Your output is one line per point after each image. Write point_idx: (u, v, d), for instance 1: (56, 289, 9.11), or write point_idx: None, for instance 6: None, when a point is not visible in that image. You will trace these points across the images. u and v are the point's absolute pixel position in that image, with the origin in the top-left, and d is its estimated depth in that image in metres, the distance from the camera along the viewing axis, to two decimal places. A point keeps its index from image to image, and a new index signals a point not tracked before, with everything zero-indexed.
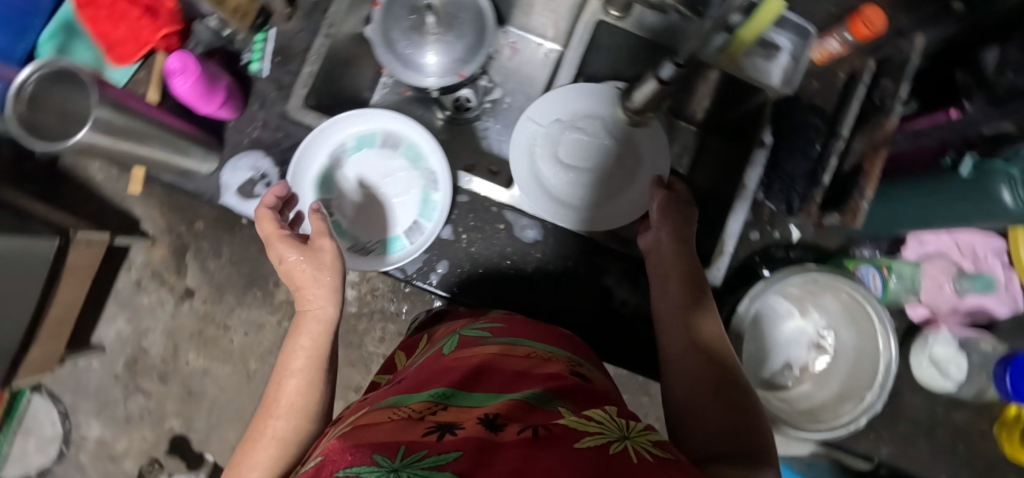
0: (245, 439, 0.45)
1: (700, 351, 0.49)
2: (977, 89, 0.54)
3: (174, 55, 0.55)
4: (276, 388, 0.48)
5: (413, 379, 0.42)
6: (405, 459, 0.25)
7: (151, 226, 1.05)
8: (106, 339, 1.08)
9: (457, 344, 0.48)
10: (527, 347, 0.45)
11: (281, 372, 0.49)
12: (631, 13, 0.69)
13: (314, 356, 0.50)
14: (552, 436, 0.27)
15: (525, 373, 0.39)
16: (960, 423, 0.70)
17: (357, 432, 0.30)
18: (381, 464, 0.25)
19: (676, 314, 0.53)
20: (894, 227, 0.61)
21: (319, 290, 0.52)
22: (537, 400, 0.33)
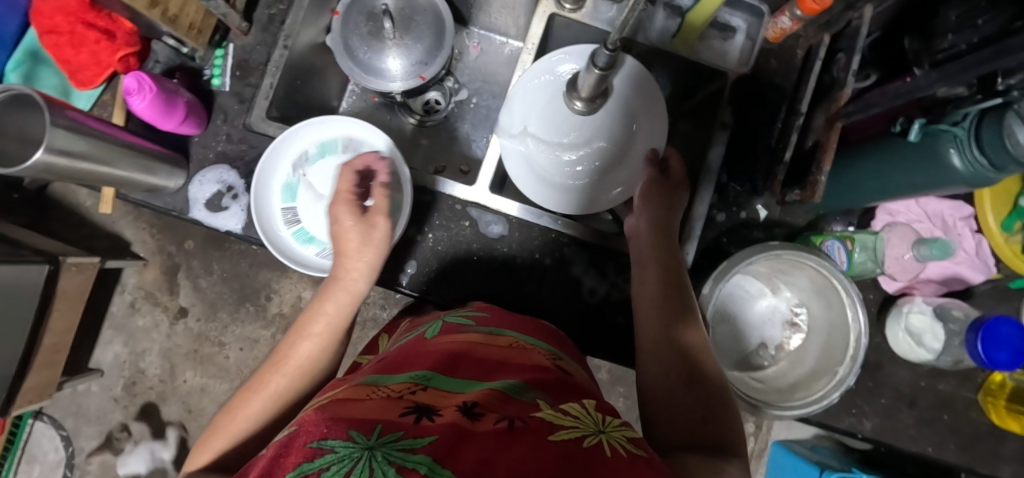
0: (251, 383, 0.51)
1: (678, 342, 0.50)
2: (924, 55, 0.54)
3: (129, 75, 0.57)
4: (292, 345, 0.53)
5: (393, 359, 0.42)
6: (380, 436, 0.26)
7: (142, 248, 1.07)
8: (104, 363, 1.09)
9: (441, 329, 0.47)
10: (509, 337, 0.46)
11: (302, 331, 0.53)
12: (584, 4, 0.69)
13: (335, 325, 0.54)
14: (528, 426, 0.28)
15: (505, 363, 0.40)
16: (945, 393, 0.70)
17: (337, 405, 0.30)
18: (356, 440, 0.25)
19: (655, 305, 0.54)
20: (852, 200, 0.61)
21: (360, 263, 0.55)
22: (515, 390, 0.34)
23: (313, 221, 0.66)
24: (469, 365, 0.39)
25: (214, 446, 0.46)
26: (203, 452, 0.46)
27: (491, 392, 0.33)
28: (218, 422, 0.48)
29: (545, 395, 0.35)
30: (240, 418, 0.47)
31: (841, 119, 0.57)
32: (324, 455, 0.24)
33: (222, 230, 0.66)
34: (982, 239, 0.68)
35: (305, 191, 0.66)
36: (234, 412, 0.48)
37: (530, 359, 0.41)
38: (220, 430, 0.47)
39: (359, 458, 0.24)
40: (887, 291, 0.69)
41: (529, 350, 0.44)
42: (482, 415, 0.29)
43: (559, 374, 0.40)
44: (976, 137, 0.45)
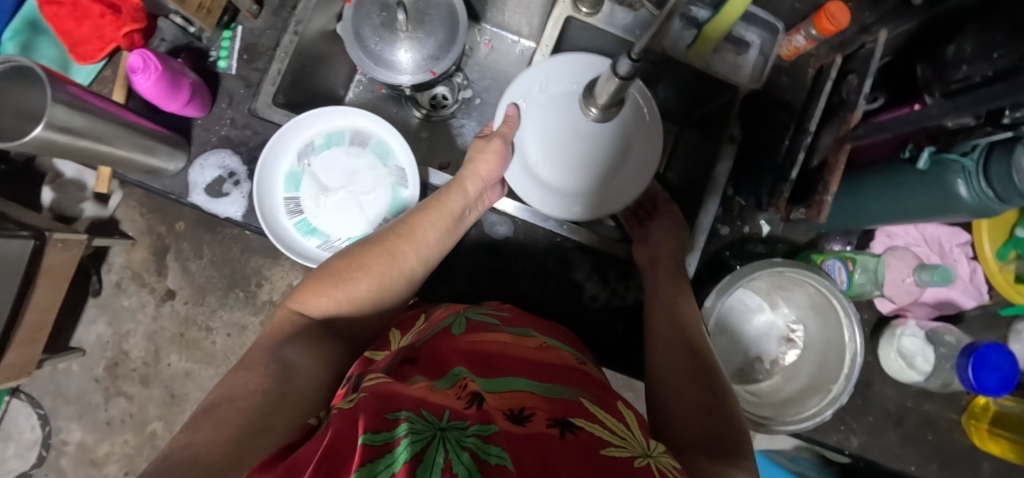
0: (365, 244, 0.52)
1: (691, 353, 0.53)
2: (937, 83, 0.55)
3: (135, 53, 0.54)
4: (411, 224, 0.54)
5: (427, 351, 0.43)
6: (447, 423, 0.30)
7: (130, 226, 1.04)
8: (87, 342, 1.07)
9: (467, 326, 0.47)
10: (538, 338, 0.46)
11: (425, 212, 0.55)
12: (601, 8, 0.69)
13: (452, 215, 0.56)
14: (577, 436, 0.32)
15: (544, 365, 0.41)
16: (930, 414, 0.71)
17: (400, 384, 0.35)
18: (428, 420, 0.30)
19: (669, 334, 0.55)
20: (859, 222, 0.62)
21: (481, 177, 0.60)
22: (558, 393, 0.37)
23: (319, 211, 0.65)
24: (506, 363, 0.40)
25: (327, 297, 0.46)
26: (315, 297, 0.46)
27: (532, 394, 0.36)
28: (331, 270, 0.48)
29: (585, 398, 0.38)
30: (359, 274, 0.48)
31: (849, 141, 0.58)
32: (400, 425, 0.29)
33: (221, 216, 0.65)
34: (977, 267, 0.69)
35: (311, 181, 0.65)
36: (350, 267, 0.49)
37: (563, 362, 0.43)
38: (334, 279, 0.48)
39: (432, 437, 0.29)
40: (881, 311, 0.70)
41: (559, 353, 0.44)
42: (531, 418, 0.33)
43: (591, 379, 0.42)
44: (985, 170, 0.47)
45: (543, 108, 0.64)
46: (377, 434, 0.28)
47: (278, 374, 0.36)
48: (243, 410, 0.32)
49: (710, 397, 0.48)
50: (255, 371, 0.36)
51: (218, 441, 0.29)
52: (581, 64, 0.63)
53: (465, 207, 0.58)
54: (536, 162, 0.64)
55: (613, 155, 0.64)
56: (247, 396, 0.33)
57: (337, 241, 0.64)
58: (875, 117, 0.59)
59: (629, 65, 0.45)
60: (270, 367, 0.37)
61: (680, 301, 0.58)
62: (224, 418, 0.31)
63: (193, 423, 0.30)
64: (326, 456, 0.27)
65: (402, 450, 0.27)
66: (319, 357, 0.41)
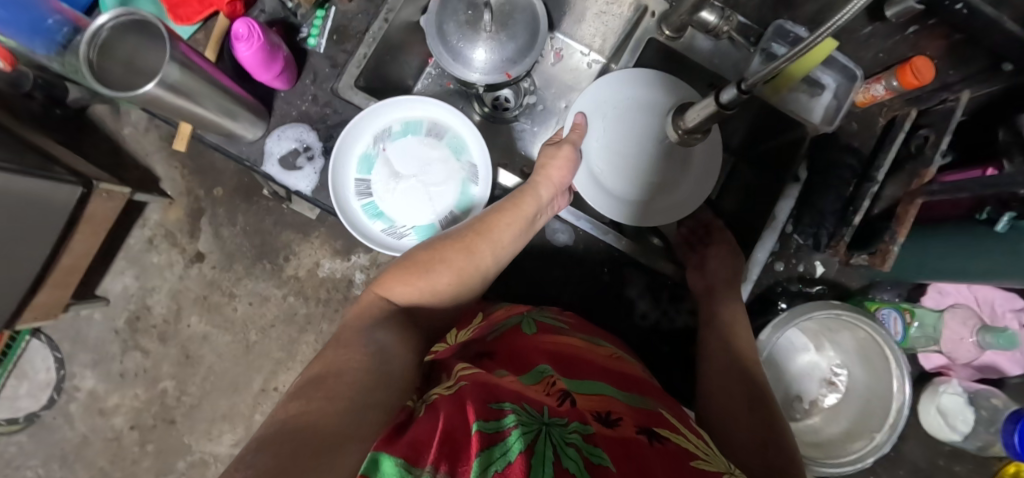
0: (444, 237, 0.51)
1: (747, 382, 0.53)
2: (1016, 150, 0.56)
3: (242, 21, 0.56)
4: (489, 223, 0.52)
5: (503, 348, 0.44)
6: (549, 418, 0.30)
7: (171, 188, 1.06)
8: (112, 292, 1.08)
9: (538, 327, 0.48)
10: (607, 348, 0.47)
11: (502, 212, 0.53)
12: (684, 34, 0.70)
13: (529, 215, 0.54)
14: (665, 445, 0.33)
15: (619, 375, 0.42)
16: (958, 476, 0.71)
17: (492, 375, 0.35)
18: (530, 412, 0.31)
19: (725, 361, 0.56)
20: (922, 274, 0.63)
21: (553, 183, 0.57)
22: (638, 402, 0.38)
23: (387, 195, 0.66)
24: (585, 369, 0.41)
25: (411, 286, 0.46)
26: (398, 285, 0.46)
27: (614, 400, 0.37)
28: (413, 260, 0.48)
29: (663, 410, 0.39)
30: (440, 267, 0.48)
31: (922, 195, 0.58)
32: (507, 416, 0.29)
33: (291, 189, 0.66)
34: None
35: (383, 165, 0.66)
36: (431, 259, 0.48)
37: (634, 373, 0.43)
38: (416, 269, 0.47)
39: (538, 430, 0.29)
40: (925, 367, 0.71)
41: (628, 364, 0.45)
42: (620, 423, 0.33)
43: (662, 394, 0.43)
44: None
45: (606, 121, 0.66)
46: (488, 422, 0.28)
47: (374, 354, 0.37)
48: (347, 385, 0.32)
49: (770, 428, 0.47)
50: (353, 350, 0.36)
51: (329, 414, 0.29)
52: (646, 82, 0.65)
53: (541, 209, 0.55)
54: (597, 171, 0.65)
55: (672, 170, 0.66)
56: (349, 374, 0.34)
57: (402, 228, 0.65)
58: (945, 176, 0.61)
59: (734, 94, 0.45)
60: (369, 346, 0.38)
61: (738, 331, 0.58)
62: (333, 390, 0.32)
63: (303, 394, 0.31)
64: (445, 434, 0.27)
65: (516, 439, 0.27)
66: (404, 343, 0.41)
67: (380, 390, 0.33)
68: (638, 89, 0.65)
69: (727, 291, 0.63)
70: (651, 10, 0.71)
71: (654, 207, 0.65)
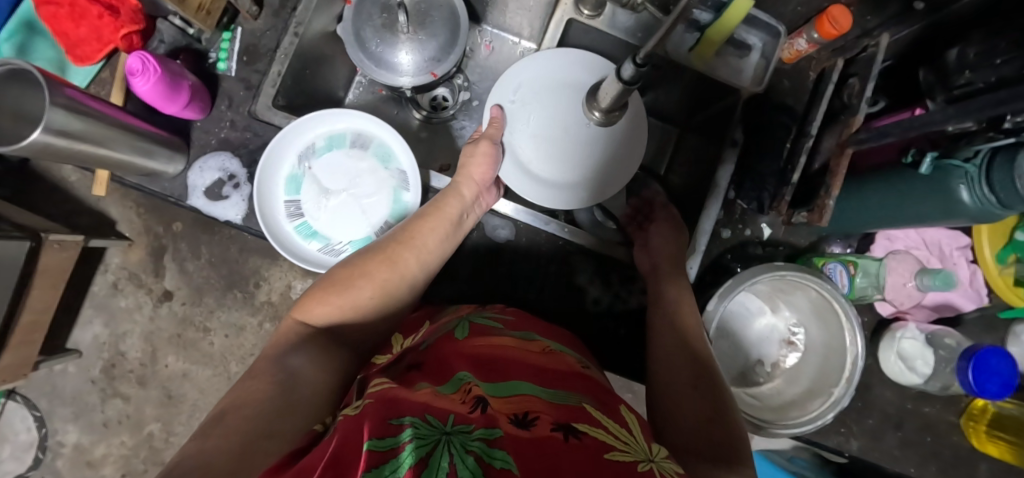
0: (368, 251, 0.53)
1: (693, 357, 0.53)
2: (939, 89, 0.55)
3: (134, 55, 0.54)
4: (412, 231, 0.55)
5: (432, 357, 0.43)
6: (452, 428, 0.29)
7: (127, 228, 1.02)
8: (83, 343, 1.06)
9: (471, 330, 0.47)
10: (541, 343, 0.46)
11: (424, 218, 0.56)
12: (603, 10, 0.69)
13: (451, 218, 0.57)
14: (581, 441, 0.31)
15: (550, 372, 0.40)
16: (929, 416, 0.72)
17: (405, 390, 0.35)
18: (433, 423, 0.29)
19: (673, 339, 0.55)
20: (859, 226, 0.62)
21: (474, 181, 0.60)
22: (563, 400, 0.36)
23: (320, 214, 0.64)
24: (510, 368, 0.40)
25: (332, 304, 0.47)
26: (318, 306, 0.47)
27: (535, 398, 0.35)
28: (334, 279, 0.49)
29: (590, 403, 0.38)
30: (361, 282, 0.49)
31: (850, 146, 0.58)
32: (405, 431, 0.28)
33: (220, 219, 0.65)
34: (977, 270, 0.69)
35: (311, 184, 0.65)
36: (353, 276, 0.49)
37: (567, 367, 0.42)
38: (336, 288, 0.48)
39: (436, 441, 0.27)
40: (881, 314, 0.71)
41: (563, 359, 0.44)
42: (536, 422, 0.32)
43: (597, 387, 0.42)
44: (986, 175, 0.47)
45: (523, 109, 0.65)
46: (381, 441, 0.27)
47: (284, 383, 0.36)
48: (252, 416, 0.32)
49: (711, 403, 0.47)
50: (262, 380, 0.36)
51: (226, 449, 0.28)
52: (558, 63, 0.64)
53: (464, 209, 0.59)
54: (522, 159, 0.65)
55: (598, 147, 0.63)
56: (253, 407, 0.33)
57: (339, 244, 0.64)
58: (875, 121, 0.60)
59: (632, 70, 0.45)
60: (280, 374, 0.37)
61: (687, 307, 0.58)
62: (232, 423, 0.31)
63: (201, 433, 0.30)
64: (331, 461, 0.26)
65: (405, 456, 0.26)
66: (324, 364, 0.42)
67: (287, 419, 0.33)
68: (547, 70, 0.65)
69: (672, 267, 0.63)
70: None
71: (590, 184, 0.64)
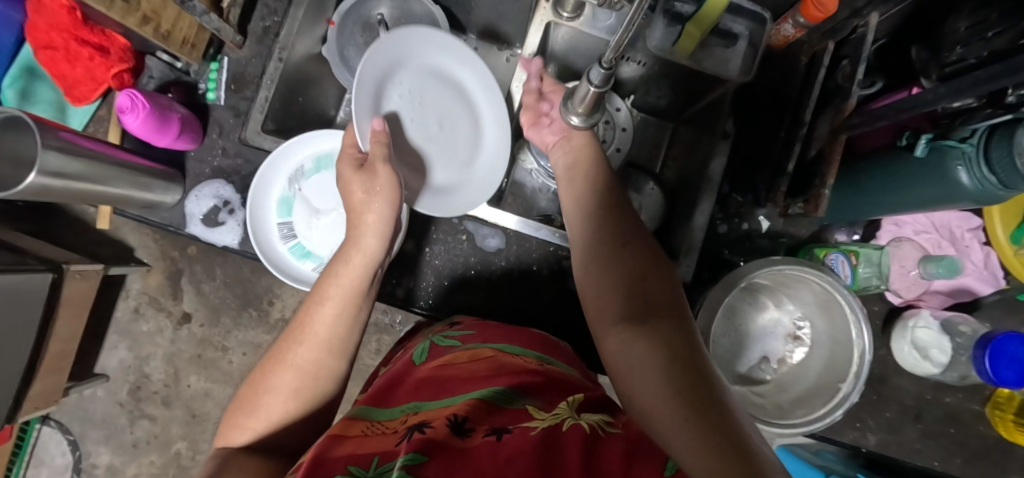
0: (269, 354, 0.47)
1: (609, 235, 0.47)
2: (932, 65, 0.52)
3: (123, 94, 0.56)
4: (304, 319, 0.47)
5: (388, 385, 0.44)
6: (376, 468, 0.29)
7: (145, 254, 1.06)
8: (109, 367, 1.09)
9: (429, 352, 0.48)
10: (489, 349, 0.45)
11: (316, 303, 0.47)
12: (583, 12, 0.68)
13: (352, 289, 0.48)
14: (515, 434, 0.30)
15: (491, 376, 0.39)
16: (951, 406, 0.69)
17: (341, 438, 0.35)
18: (357, 472, 0.29)
19: (590, 231, 0.49)
20: (856, 215, 0.60)
21: (375, 227, 0.50)
22: (504, 398, 0.35)
23: (312, 234, 0.65)
24: (453, 385, 0.39)
25: (249, 424, 0.43)
26: (236, 430, 0.43)
27: (475, 403, 0.34)
28: (242, 398, 0.45)
29: (532, 398, 0.36)
30: (268, 397, 0.44)
31: (845, 131, 0.56)
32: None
33: (218, 245, 0.67)
34: (990, 252, 0.66)
35: (302, 205, 0.66)
36: (257, 392, 0.44)
37: (508, 366, 0.42)
38: (247, 407, 0.44)
39: None
40: (892, 303, 0.68)
41: (509, 359, 0.43)
42: (467, 426, 0.32)
43: (546, 378, 0.41)
44: (986, 155, 0.45)
45: (411, 113, 0.62)
46: None
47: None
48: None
49: (667, 307, 0.40)
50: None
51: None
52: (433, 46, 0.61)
53: (371, 269, 0.50)
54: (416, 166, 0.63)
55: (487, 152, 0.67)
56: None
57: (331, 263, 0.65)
58: (871, 103, 0.58)
59: (599, 72, 0.44)
60: None
61: (614, 238, 0.47)
62: None
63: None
64: None
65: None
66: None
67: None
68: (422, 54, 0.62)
69: None
70: None
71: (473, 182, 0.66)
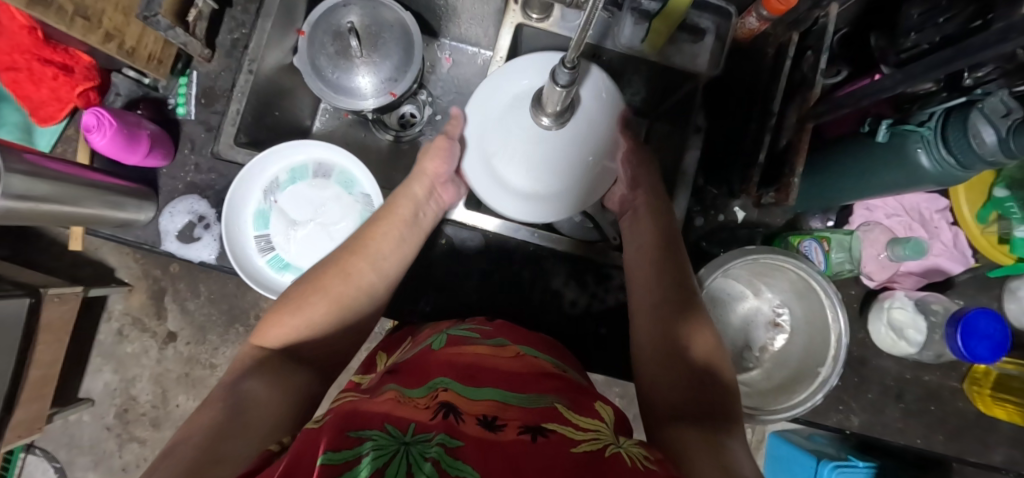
0: (321, 265, 0.54)
1: (671, 307, 0.52)
2: (890, 51, 0.54)
3: (88, 112, 0.56)
4: (365, 243, 0.56)
5: (407, 364, 0.43)
6: (412, 436, 0.29)
7: (126, 274, 1.04)
8: (95, 391, 1.07)
9: (447, 341, 0.47)
10: (513, 347, 0.46)
11: (377, 222, 0.57)
12: (551, 12, 0.68)
13: (404, 220, 0.59)
14: (550, 438, 0.31)
15: (523, 375, 0.41)
16: (931, 384, 0.70)
17: (367, 399, 0.34)
18: (392, 433, 0.29)
19: (653, 303, 0.54)
20: (829, 201, 0.61)
21: (425, 178, 0.61)
22: (533, 401, 0.36)
23: (291, 245, 0.65)
24: (482, 375, 0.40)
25: (288, 325, 0.47)
26: (274, 328, 0.47)
27: (505, 404, 0.35)
28: (289, 299, 0.49)
29: (562, 402, 0.37)
30: (315, 300, 0.49)
31: (812, 119, 0.57)
32: (364, 442, 0.27)
33: (195, 261, 0.66)
34: (959, 232, 0.67)
35: (278, 217, 0.65)
36: (306, 293, 0.50)
37: (537, 368, 0.42)
38: (290, 308, 0.49)
39: (395, 451, 0.27)
40: (868, 286, 0.69)
41: (532, 361, 0.44)
42: (503, 427, 0.32)
43: (569, 384, 0.42)
44: (943, 137, 0.46)
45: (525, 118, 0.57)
46: (339, 453, 0.26)
47: (234, 405, 0.37)
48: (200, 437, 0.33)
49: (723, 409, 0.44)
50: (211, 407, 0.37)
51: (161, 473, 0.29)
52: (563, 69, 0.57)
53: (416, 210, 0.60)
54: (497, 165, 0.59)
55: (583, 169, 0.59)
56: (198, 431, 0.33)
57: None
58: (837, 90, 0.59)
59: (566, 75, 0.43)
60: (232, 398, 0.38)
61: (680, 325, 0.51)
62: (181, 455, 0.31)
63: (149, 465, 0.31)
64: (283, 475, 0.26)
65: (361, 469, 0.25)
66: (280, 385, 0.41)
67: (236, 438, 0.33)
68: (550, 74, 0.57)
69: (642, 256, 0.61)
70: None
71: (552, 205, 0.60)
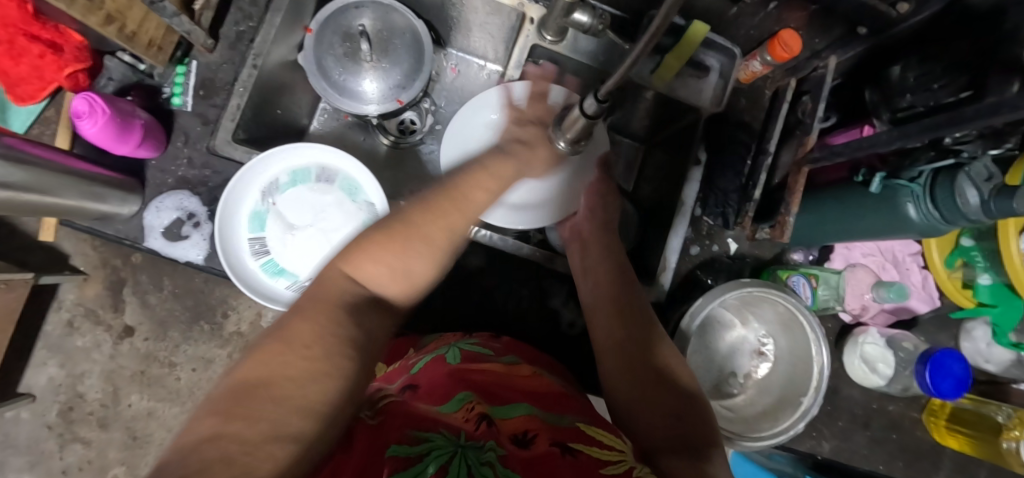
0: (444, 196, 0.48)
1: (629, 343, 0.51)
2: (884, 108, 0.59)
3: (79, 97, 0.53)
4: (466, 190, 0.50)
5: (423, 379, 0.43)
6: (466, 441, 0.31)
7: (82, 261, 0.95)
8: (36, 386, 0.97)
9: (462, 356, 0.47)
10: (529, 366, 0.47)
11: (476, 179, 0.51)
12: (565, 36, 0.70)
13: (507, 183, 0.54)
14: (578, 458, 0.32)
15: (543, 395, 0.41)
16: (894, 414, 0.75)
17: (404, 407, 0.35)
18: (442, 438, 0.30)
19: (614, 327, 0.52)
20: (818, 239, 0.65)
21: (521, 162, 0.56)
22: (558, 419, 0.37)
23: (287, 251, 0.63)
24: (505, 390, 0.40)
25: (385, 267, 0.43)
26: (370, 264, 0.42)
27: (534, 418, 0.37)
28: (391, 232, 0.44)
29: (583, 420, 0.39)
30: (419, 248, 0.44)
31: (807, 164, 0.59)
32: (421, 443, 0.29)
33: (181, 260, 0.63)
34: (927, 275, 0.73)
35: (275, 220, 0.63)
36: (399, 234, 0.44)
37: (555, 388, 0.43)
38: (393, 245, 0.43)
39: (451, 453, 0.29)
40: (843, 321, 0.73)
41: (548, 381, 0.45)
42: (535, 439, 0.34)
43: (583, 403, 0.43)
44: (931, 193, 0.50)
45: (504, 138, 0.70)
46: (405, 448, 0.29)
47: (331, 363, 0.33)
48: (311, 413, 0.29)
49: (706, 434, 0.44)
50: (294, 349, 0.32)
51: (250, 441, 0.26)
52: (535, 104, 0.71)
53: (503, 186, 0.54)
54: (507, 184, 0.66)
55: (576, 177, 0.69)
56: (289, 378, 0.30)
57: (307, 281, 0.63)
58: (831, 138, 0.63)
59: (594, 103, 0.44)
60: (318, 348, 0.33)
61: (644, 363, 0.49)
62: (259, 412, 0.28)
63: (226, 407, 0.28)
64: None
65: (425, 465, 0.28)
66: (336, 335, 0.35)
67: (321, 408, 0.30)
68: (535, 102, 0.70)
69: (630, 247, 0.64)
70: (530, 17, 0.69)
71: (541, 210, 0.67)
